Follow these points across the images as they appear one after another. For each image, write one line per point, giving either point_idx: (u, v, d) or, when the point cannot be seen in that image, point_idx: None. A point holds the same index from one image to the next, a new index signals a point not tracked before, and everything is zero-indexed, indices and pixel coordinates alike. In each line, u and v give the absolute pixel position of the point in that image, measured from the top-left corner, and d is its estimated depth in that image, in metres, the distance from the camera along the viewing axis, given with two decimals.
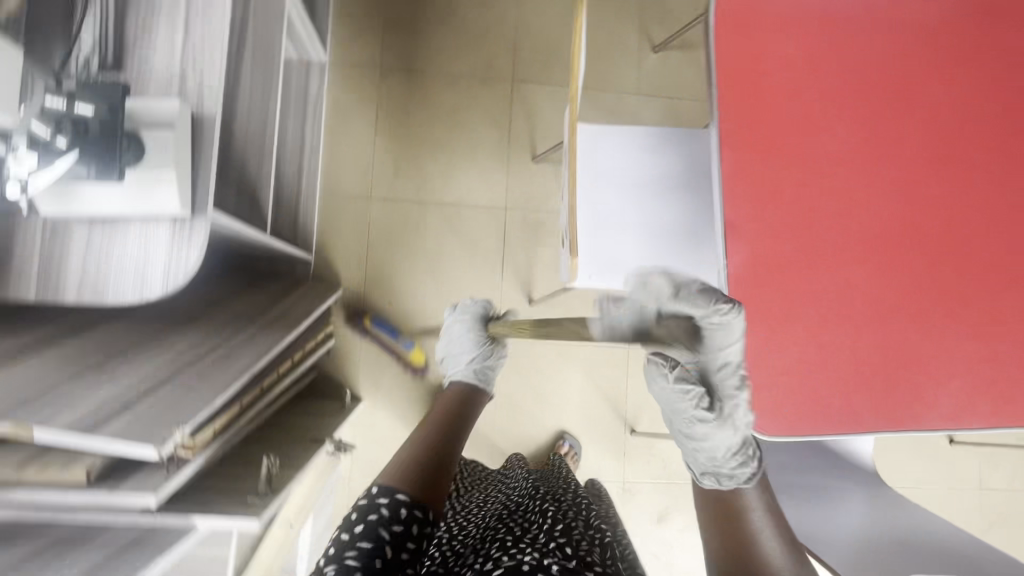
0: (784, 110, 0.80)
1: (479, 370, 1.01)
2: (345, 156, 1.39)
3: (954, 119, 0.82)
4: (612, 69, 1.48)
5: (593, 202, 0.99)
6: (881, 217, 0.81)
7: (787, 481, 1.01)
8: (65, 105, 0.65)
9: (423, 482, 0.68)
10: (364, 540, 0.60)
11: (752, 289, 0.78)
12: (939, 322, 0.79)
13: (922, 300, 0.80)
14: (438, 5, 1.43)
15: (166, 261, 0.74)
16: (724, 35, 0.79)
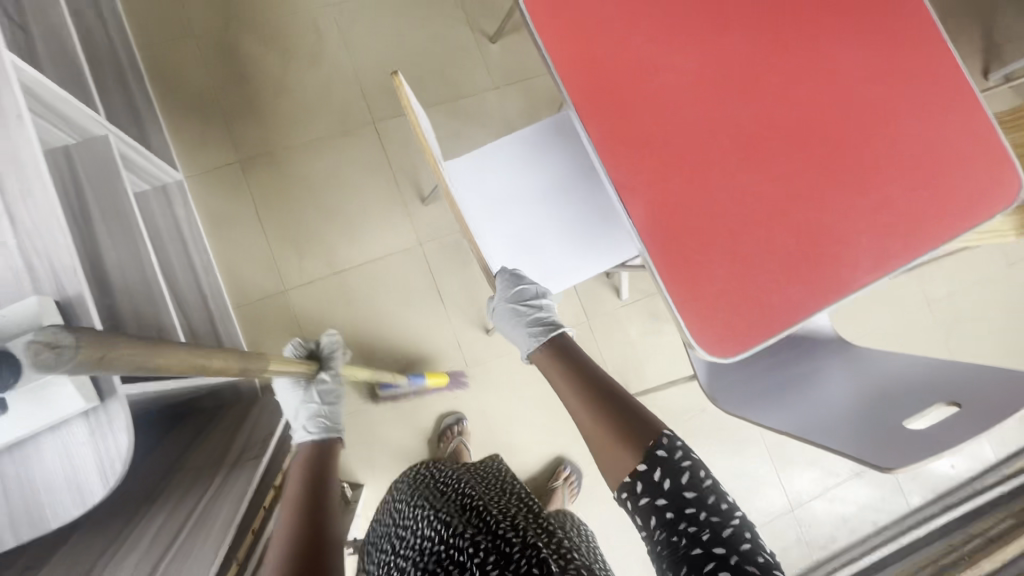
0: (624, 64, 0.84)
1: (311, 422, 0.92)
2: (241, 261, 1.33)
3: (770, 12, 0.88)
4: (462, 75, 1.49)
5: (501, 231, 1.00)
6: (746, 122, 0.86)
7: (780, 385, 1.08)
8: None
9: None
10: None
11: (662, 233, 0.81)
12: (830, 192, 0.85)
13: (808, 179, 0.86)
14: (270, 81, 1.39)
15: (96, 458, 0.68)
16: (545, 24, 0.84)
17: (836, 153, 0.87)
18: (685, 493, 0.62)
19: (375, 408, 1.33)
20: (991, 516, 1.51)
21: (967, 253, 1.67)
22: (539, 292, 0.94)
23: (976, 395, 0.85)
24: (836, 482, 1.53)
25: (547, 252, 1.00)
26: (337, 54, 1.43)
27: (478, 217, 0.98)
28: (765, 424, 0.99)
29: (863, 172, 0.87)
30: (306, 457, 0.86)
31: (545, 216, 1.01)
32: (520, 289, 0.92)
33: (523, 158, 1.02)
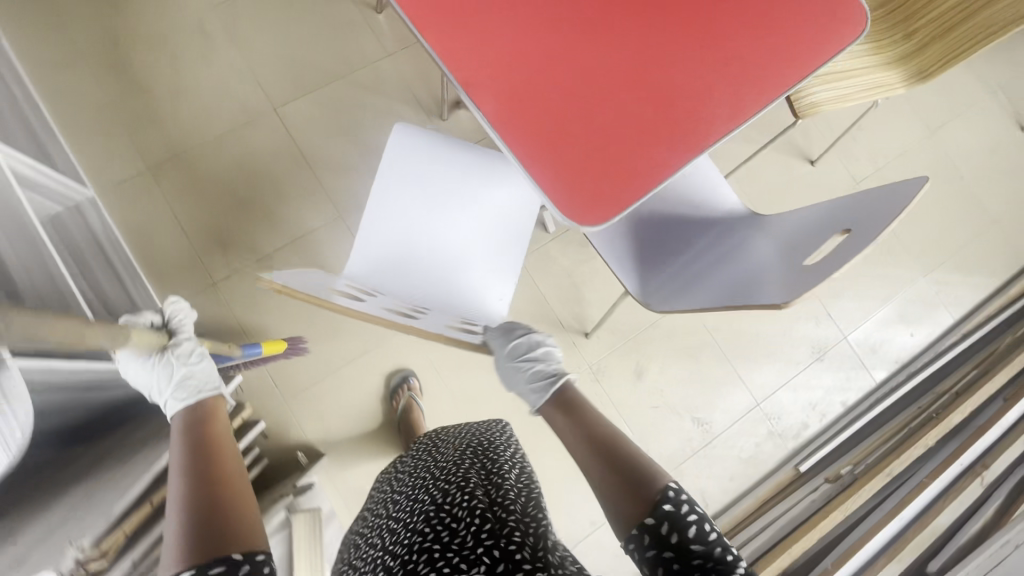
0: None
1: (181, 388, 0.88)
2: (168, 263, 1.36)
3: None
4: (354, 49, 1.51)
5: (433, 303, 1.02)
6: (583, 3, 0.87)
7: (703, 263, 1.06)
8: None
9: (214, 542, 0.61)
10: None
11: (515, 121, 0.83)
12: (676, 54, 0.87)
13: (653, 45, 0.87)
14: (166, 87, 1.42)
15: None
16: None
17: (677, 19, 0.88)
18: (693, 547, 0.61)
19: (324, 379, 1.34)
20: (952, 376, 1.53)
21: (886, 128, 1.69)
22: (533, 344, 0.97)
23: (866, 218, 0.80)
24: (798, 370, 1.53)
25: (470, 266, 1.05)
26: (228, 50, 1.46)
27: (404, 291, 1.01)
28: (685, 305, 0.97)
29: (707, 31, 0.88)
30: (185, 422, 0.82)
31: (452, 237, 1.05)
32: (513, 347, 0.96)
33: (392, 205, 1.02)
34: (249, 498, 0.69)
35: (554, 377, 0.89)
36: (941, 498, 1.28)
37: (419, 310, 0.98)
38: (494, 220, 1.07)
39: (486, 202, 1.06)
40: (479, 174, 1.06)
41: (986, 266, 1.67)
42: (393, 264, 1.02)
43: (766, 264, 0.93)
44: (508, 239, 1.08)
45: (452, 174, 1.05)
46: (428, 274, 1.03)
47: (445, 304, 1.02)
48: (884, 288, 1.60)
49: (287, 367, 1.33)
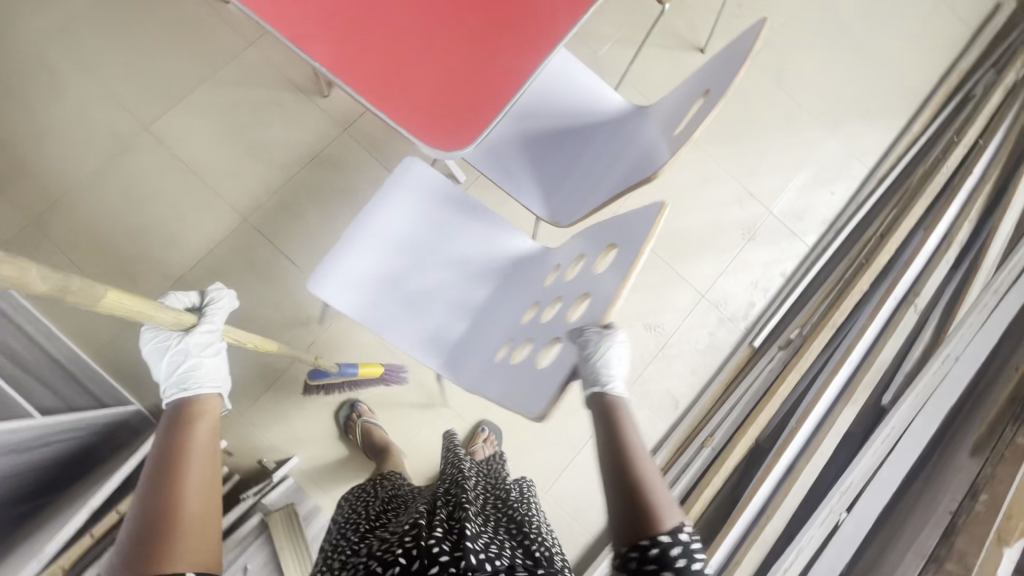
0: None
1: (184, 379, 0.84)
2: (80, 311, 1.30)
3: None
4: (211, 45, 1.44)
5: (498, 313, 1.03)
6: None
7: (599, 162, 1.05)
8: None
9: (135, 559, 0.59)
10: None
11: (356, 67, 0.80)
12: None
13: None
14: (23, 132, 1.34)
15: None
16: None
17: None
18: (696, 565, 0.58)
19: (274, 383, 1.32)
20: (876, 221, 1.58)
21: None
22: (611, 341, 0.75)
23: (718, 75, 0.81)
24: (734, 254, 1.57)
25: (474, 259, 1.05)
26: (78, 78, 1.37)
27: (505, 318, 1.01)
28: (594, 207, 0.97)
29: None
30: (166, 424, 0.78)
31: (462, 263, 1.04)
32: (591, 338, 0.74)
33: (405, 319, 1.01)
34: (209, 518, 0.66)
35: (602, 386, 0.74)
36: (883, 334, 1.34)
37: (529, 308, 0.97)
38: (444, 211, 1.04)
39: (421, 213, 1.04)
40: (399, 225, 1.02)
41: (889, 110, 1.70)
42: (471, 330, 1.04)
43: (649, 147, 0.93)
44: (471, 212, 1.06)
45: (386, 243, 1.02)
46: (464, 299, 1.04)
47: (501, 302, 1.04)
48: (796, 156, 1.64)
49: (233, 382, 1.30)
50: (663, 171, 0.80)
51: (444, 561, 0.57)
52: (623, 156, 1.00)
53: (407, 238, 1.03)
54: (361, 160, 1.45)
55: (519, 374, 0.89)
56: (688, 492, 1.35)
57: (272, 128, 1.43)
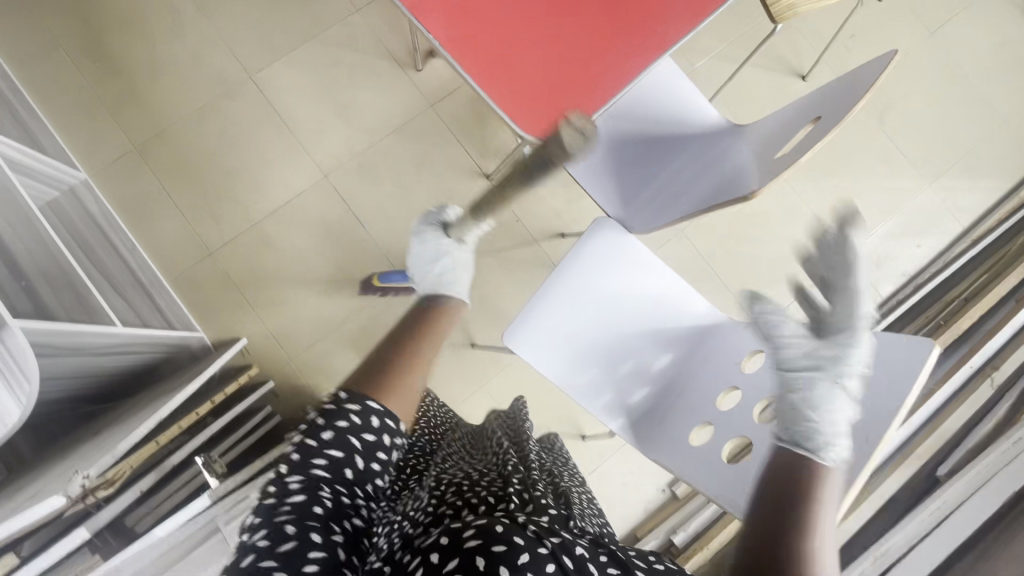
0: None
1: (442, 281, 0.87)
2: (165, 238, 1.38)
3: None
4: (322, 7, 1.49)
5: (690, 395, 1.00)
6: None
7: (690, 175, 1.03)
8: None
9: (383, 391, 0.63)
10: (334, 449, 0.57)
11: (466, 41, 0.81)
12: None
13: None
14: (144, 64, 1.43)
15: (8, 388, 0.76)
16: None
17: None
18: None
19: (326, 336, 1.38)
20: (962, 282, 1.49)
21: (882, 34, 1.61)
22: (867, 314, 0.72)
23: (836, 101, 0.78)
24: (801, 292, 1.51)
25: (656, 332, 1.03)
26: (198, 21, 1.45)
27: (693, 399, 1.00)
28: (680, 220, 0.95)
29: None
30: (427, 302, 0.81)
31: (651, 334, 1.03)
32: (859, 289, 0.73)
33: (592, 383, 1.01)
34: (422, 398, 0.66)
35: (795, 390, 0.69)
36: (950, 402, 1.26)
37: (726, 392, 0.97)
38: (624, 280, 1.04)
39: (602, 282, 1.04)
40: (581, 297, 1.02)
41: (997, 167, 1.59)
42: (649, 406, 1.02)
43: (744, 167, 0.90)
44: (651, 280, 1.05)
45: (567, 311, 1.02)
46: (644, 371, 1.02)
47: (691, 381, 1.01)
48: (885, 201, 1.55)
49: (290, 328, 1.37)
50: (758, 190, 0.78)
51: (554, 515, 0.62)
52: (713, 173, 0.98)
53: (588, 309, 1.03)
54: (443, 137, 1.48)
55: (725, 473, 0.89)
56: (711, 523, 1.32)
57: (365, 93, 1.47)
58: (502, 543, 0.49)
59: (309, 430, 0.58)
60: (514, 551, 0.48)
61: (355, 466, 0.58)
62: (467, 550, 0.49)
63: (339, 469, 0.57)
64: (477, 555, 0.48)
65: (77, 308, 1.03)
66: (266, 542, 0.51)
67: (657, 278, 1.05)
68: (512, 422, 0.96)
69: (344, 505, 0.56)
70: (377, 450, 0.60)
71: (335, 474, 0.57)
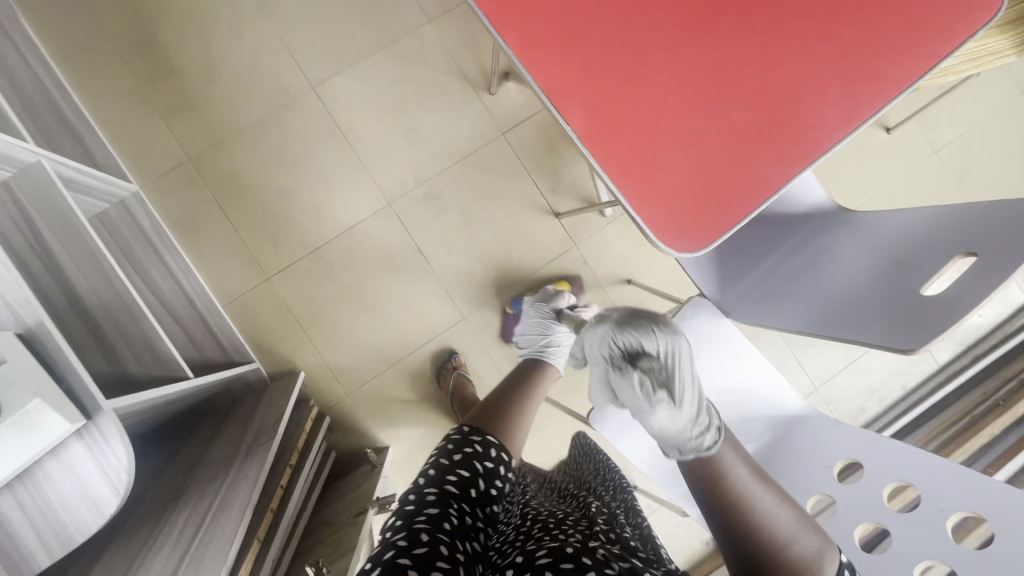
0: None
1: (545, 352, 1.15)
2: (220, 259, 1.32)
3: None
4: (392, 14, 1.37)
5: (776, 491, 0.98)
6: None
7: (794, 269, 0.98)
8: None
9: (496, 430, 0.87)
10: (461, 470, 0.77)
11: (607, 135, 0.74)
12: (784, 49, 0.76)
13: (762, 39, 0.76)
14: (197, 65, 1.32)
15: (102, 476, 0.72)
16: None
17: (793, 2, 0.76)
18: None
19: (383, 373, 1.35)
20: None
21: (977, 88, 1.52)
22: (609, 333, 0.78)
23: (997, 238, 0.73)
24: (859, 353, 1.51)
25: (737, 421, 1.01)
26: (257, 20, 1.33)
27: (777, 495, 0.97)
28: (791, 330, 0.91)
29: (827, 17, 0.77)
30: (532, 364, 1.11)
31: (736, 426, 1.01)
32: (607, 337, 0.78)
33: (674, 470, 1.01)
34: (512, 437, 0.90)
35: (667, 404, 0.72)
36: None
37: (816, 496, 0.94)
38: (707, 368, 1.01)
39: None
40: None
41: None
42: None
43: (876, 288, 0.85)
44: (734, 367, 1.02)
45: None
46: None
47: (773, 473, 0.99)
48: None
49: (348, 363, 1.34)
50: (915, 343, 0.73)
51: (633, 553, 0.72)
52: (832, 282, 0.92)
53: None
54: (513, 170, 1.40)
55: None
56: None
57: (433, 115, 1.38)
58: (571, 562, 0.62)
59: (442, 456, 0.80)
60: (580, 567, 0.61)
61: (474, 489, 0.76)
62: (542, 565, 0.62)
63: (464, 489, 0.76)
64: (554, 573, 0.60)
65: (145, 353, 0.99)
66: (405, 544, 0.66)
67: (740, 364, 1.02)
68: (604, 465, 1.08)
69: (466, 517, 0.72)
70: (491, 473, 0.80)
71: (462, 491, 0.75)
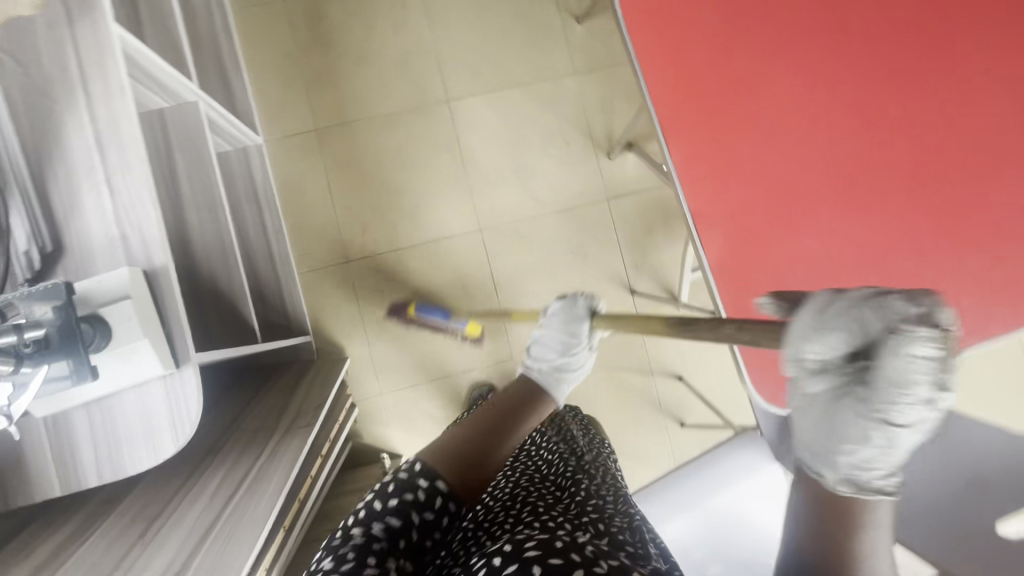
0: (722, 89, 0.80)
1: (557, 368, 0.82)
2: (310, 230, 1.37)
3: (900, 42, 0.77)
4: (542, 58, 1.42)
5: None
6: (849, 160, 0.77)
7: None
8: (15, 339, 0.63)
9: (456, 473, 0.63)
10: (392, 517, 0.59)
11: (735, 267, 0.79)
12: (937, 244, 0.75)
13: (920, 224, 0.76)
14: (353, 48, 1.38)
15: (169, 420, 0.74)
16: (642, 37, 0.81)
17: (966, 198, 0.75)
18: None
19: (419, 385, 1.38)
20: None
21: None
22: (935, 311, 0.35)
23: None
24: None
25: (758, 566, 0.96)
26: (420, 25, 1.40)
27: None
28: None
29: (998, 229, 0.74)
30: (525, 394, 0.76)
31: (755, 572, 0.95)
32: (870, 307, 0.34)
33: None
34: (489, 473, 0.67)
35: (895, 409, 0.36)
36: None
37: None
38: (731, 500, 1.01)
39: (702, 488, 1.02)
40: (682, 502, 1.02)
41: None
42: None
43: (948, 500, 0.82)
44: (758, 509, 1.00)
45: (664, 512, 1.02)
46: None
47: None
48: None
49: (392, 365, 1.37)
50: None
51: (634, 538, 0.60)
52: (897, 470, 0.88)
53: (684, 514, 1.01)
54: (607, 235, 1.42)
55: None
56: None
57: (549, 162, 1.41)
58: (559, 558, 0.50)
59: (377, 497, 0.62)
60: (570, 566, 0.49)
61: (395, 524, 0.59)
62: (525, 558, 0.50)
63: (400, 525, 0.59)
64: (535, 565, 0.49)
65: (226, 305, 1.03)
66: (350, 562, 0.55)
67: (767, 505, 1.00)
68: (583, 425, 0.95)
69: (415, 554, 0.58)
70: (433, 522, 0.61)
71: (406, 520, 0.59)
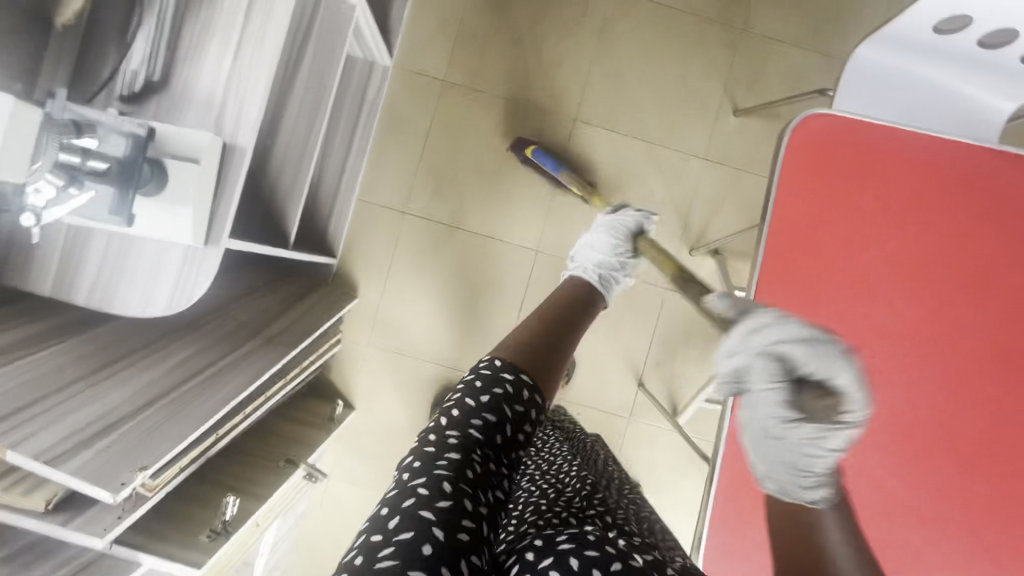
0: (831, 278, 0.79)
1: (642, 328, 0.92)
2: (388, 165, 1.36)
3: (1008, 328, 0.77)
4: (682, 128, 1.37)
5: None
6: (908, 406, 0.78)
7: None
8: (79, 159, 0.62)
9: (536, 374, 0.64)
10: (482, 411, 0.56)
11: None
12: (941, 524, 0.77)
13: (931, 491, 0.77)
14: (517, 25, 1.36)
15: (173, 286, 0.75)
16: (787, 187, 0.79)
17: (984, 490, 0.76)
18: None
19: (404, 356, 1.37)
20: None
21: None
22: (767, 356, 0.56)
23: None
24: None
25: None
26: (590, 38, 1.36)
27: None
28: None
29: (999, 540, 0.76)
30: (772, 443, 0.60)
31: None
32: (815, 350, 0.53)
33: None
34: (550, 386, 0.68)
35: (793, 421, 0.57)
36: None
37: None
38: None
39: None
40: None
41: None
42: None
43: None
44: None
45: None
46: None
47: None
48: None
49: (391, 325, 1.37)
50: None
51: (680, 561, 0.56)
52: None
53: None
54: (647, 321, 1.37)
55: None
56: None
57: None
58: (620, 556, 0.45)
59: (463, 393, 0.58)
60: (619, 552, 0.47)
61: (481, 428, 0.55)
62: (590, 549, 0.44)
63: (487, 431, 0.55)
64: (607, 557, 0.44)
65: (278, 198, 1.03)
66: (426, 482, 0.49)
67: None
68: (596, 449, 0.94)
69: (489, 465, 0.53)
70: (520, 419, 0.58)
71: (489, 434, 0.55)
